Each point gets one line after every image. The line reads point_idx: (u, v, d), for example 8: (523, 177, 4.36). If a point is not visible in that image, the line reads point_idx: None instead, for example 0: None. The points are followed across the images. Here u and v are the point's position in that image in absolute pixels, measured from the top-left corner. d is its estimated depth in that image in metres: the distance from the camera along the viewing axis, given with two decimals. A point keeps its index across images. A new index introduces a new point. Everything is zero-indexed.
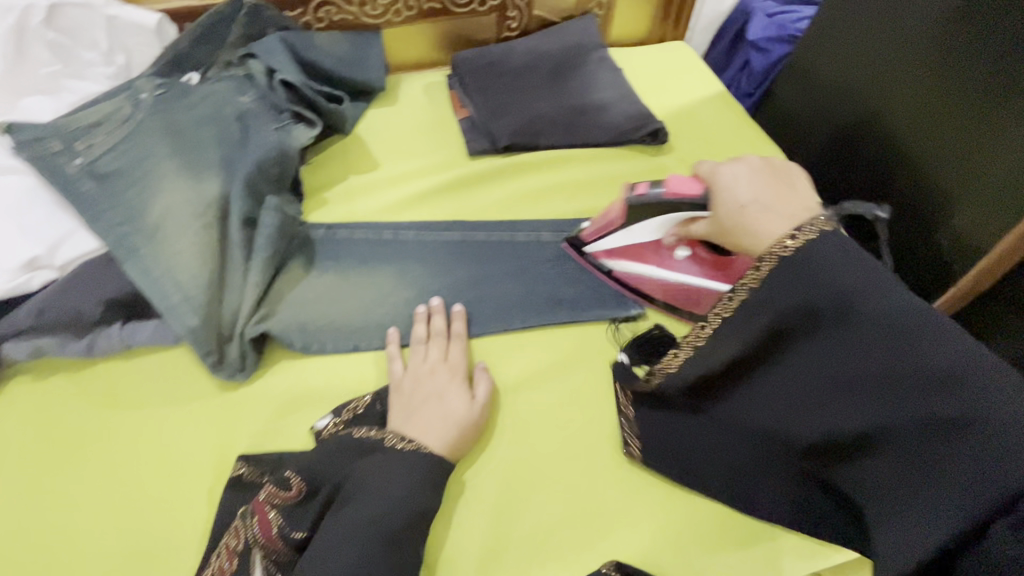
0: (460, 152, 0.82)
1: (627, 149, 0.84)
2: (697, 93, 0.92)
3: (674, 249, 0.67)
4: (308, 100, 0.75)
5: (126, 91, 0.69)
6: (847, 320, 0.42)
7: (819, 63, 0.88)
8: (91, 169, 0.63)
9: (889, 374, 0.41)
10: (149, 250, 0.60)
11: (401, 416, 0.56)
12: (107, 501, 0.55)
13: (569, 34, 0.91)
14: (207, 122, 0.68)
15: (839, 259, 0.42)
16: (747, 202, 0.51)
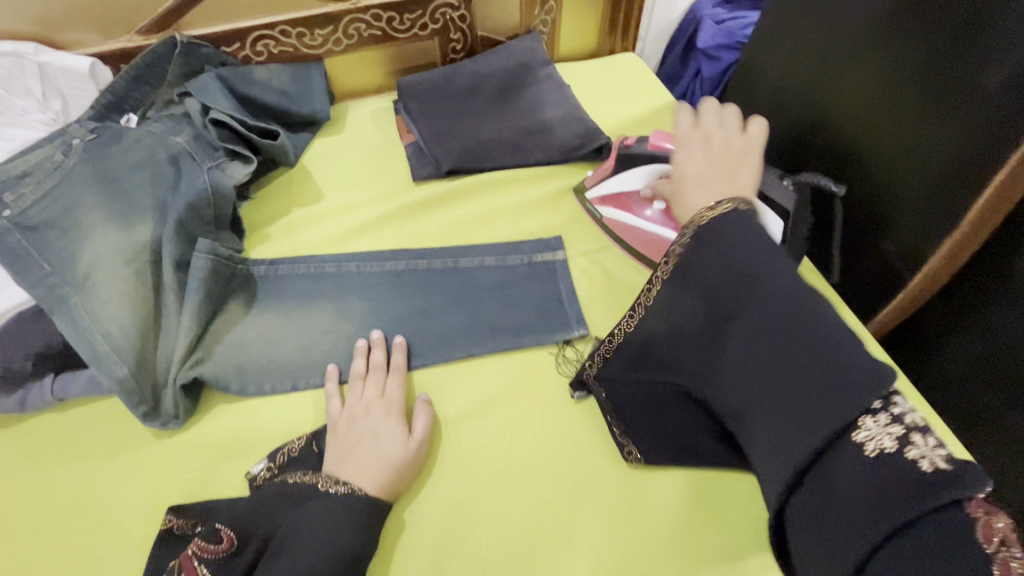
0: (405, 179, 0.82)
1: (574, 166, 0.83)
2: (646, 104, 0.91)
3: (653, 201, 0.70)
4: (242, 136, 0.75)
5: (58, 137, 0.69)
6: (740, 310, 0.45)
7: (762, 70, 0.87)
8: (21, 220, 0.62)
9: (780, 358, 0.43)
10: (78, 299, 0.59)
11: (336, 459, 0.55)
12: (38, 561, 0.53)
13: (514, 53, 0.90)
14: (139, 165, 0.68)
15: (742, 241, 0.47)
16: (689, 175, 0.57)
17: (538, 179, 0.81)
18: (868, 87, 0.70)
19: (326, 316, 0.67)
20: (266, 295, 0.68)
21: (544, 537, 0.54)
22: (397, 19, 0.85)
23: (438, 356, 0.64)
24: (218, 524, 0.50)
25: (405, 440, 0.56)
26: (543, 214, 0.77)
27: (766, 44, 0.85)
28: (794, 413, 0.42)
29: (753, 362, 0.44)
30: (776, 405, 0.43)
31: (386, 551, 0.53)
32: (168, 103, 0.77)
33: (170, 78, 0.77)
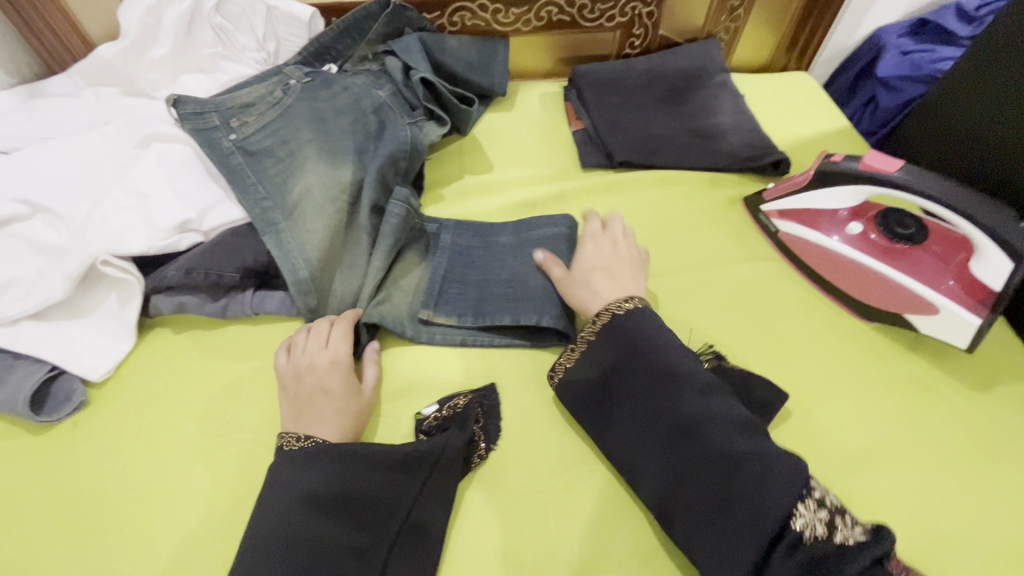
0: (571, 164, 0.83)
1: (744, 176, 0.82)
2: (820, 127, 0.88)
3: (848, 223, 0.66)
4: (440, 97, 0.79)
5: (279, 78, 0.75)
6: (629, 372, 0.55)
7: (958, 110, 0.82)
8: (243, 145, 0.70)
9: (674, 432, 0.52)
10: (287, 225, 0.65)
11: (288, 414, 0.56)
12: (226, 454, 0.59)
13: (693, 56, 0.90)
14: (346, 111, 0.73)
15: (640, 333, 0.56)
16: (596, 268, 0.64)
17: (707, 183, 0.80)
18: None
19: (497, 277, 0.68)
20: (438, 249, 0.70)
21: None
22: (588, 8, 0.87)
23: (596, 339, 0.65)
24: None
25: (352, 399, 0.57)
26: (712, 218, 0.76)
27: (962, 85, 0.81)
28: (730, 505, 0.47)
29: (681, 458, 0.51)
30: (711, 501, 0.48)
31: (546, 516, 0.54)
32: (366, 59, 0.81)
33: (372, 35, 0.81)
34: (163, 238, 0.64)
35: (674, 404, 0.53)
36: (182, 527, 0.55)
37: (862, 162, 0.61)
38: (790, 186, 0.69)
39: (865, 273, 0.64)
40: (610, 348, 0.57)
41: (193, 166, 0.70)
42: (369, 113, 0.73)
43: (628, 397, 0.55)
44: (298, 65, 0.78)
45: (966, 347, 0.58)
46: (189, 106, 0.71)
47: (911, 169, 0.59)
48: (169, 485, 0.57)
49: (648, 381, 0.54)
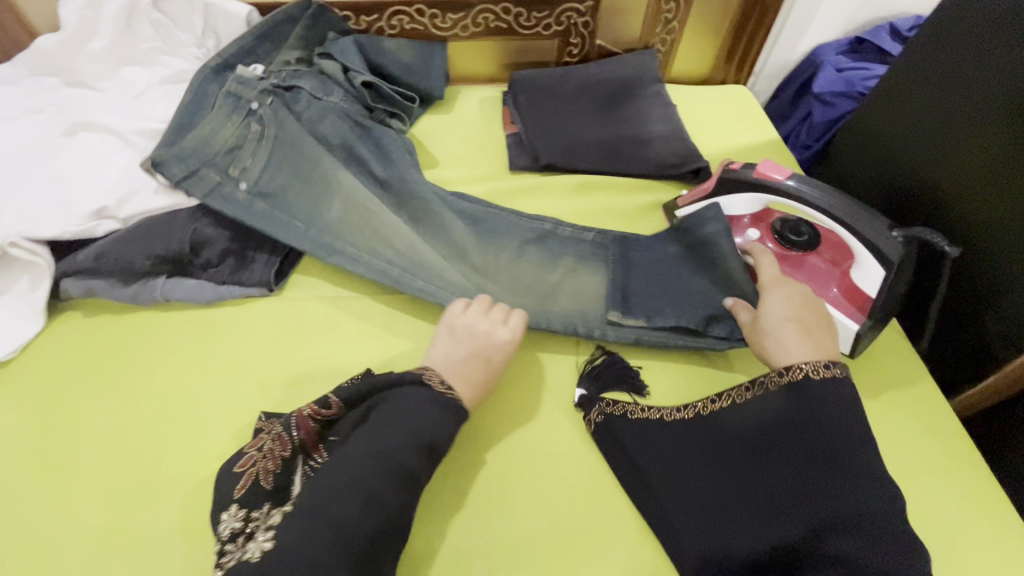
0: (501, 166, 0.85)
1: (668, 183, 0.83)
2: (749, 138, 0.90)
3: (747, 229, 0.68)
4: (387, 95, 0.83)
5: (235, 107, 0.73)
6: (811, 442, 0.51)
7: (881, 122, 0.84)
8: (258, 189, 0.70)
9: (831, 518, 0.48)
10: (339, 243, 0.69)
11: (443, 354, 0.60)
12: (121, 434, 0.60)
13: (628, 66, 0.92)
14: (316, 125, 0.76)
15: (837, 400, 0.52)
16: (786, 318, 0.57)
17: (630, 189, 0.82)
18: (993, 164, 0.67)
19: (604, 272, 0.69)
20: (575, 251, 0.71)
21: (585, 530, 0.54)
22: (524, 16, 0.89)
23: (633, 330, 0.64)
24: (329, 395, 0.56)
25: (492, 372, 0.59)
26: (629, 223, 0.78)
27: (883, 103, 0.84)
28: None
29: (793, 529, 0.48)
30: None
31: (428, 504, 0.55)
32: (296, 64, 0.81)
33: (291, 41, 0.81)
34: (79, 224, 0.66)
35: (841, 494, 0.48)
36: (70, 505, 0.56)
37: (754, 170, 0.63)
38: (698, 193, 0.71)
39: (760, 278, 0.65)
40: (828, 416, 0.52)
41: (116, 155, 0.71)
42: (341, 124, 0.77)
43: (795, 462, 0.51)
44: (236, 84, 0.74)
45: (851, 351, 0.59)
46: (174, 166, 0.67)
47: (798, 178, 0.61)
48: (62, 462, 0.58)
49: (861, 472, 0.49)
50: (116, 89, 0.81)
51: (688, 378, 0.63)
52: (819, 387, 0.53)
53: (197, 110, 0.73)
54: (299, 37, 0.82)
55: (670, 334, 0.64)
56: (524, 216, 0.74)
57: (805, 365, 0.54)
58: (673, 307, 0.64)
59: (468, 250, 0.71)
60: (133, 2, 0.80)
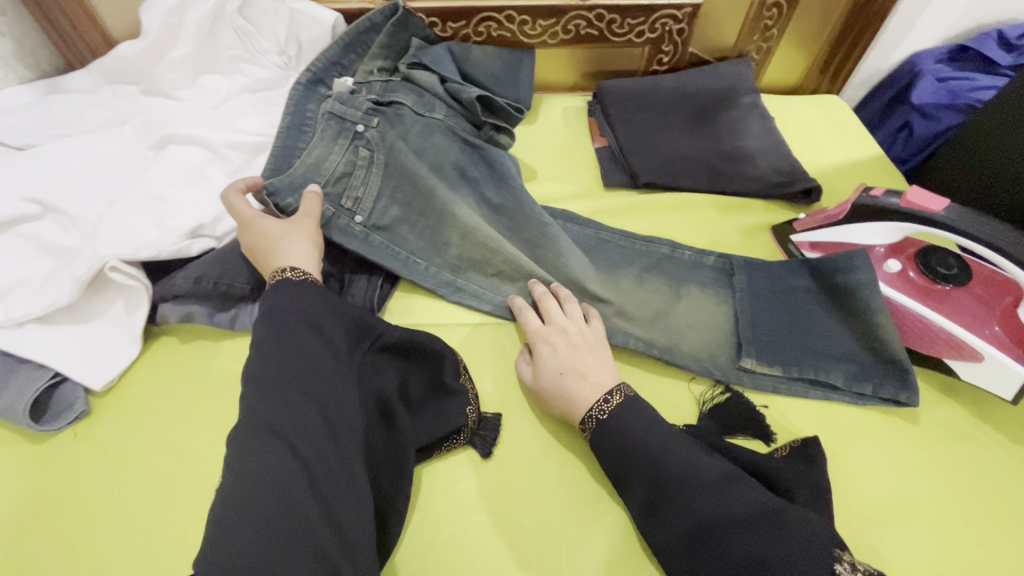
0: (593, 182, 0.81)
1: (772, 202, 0.79)
2: (851, 153, 0.86)
3: (885, 260, 0.63)
4: (492, 105, 0.78)
5: (339, 130, 0.68)
6: (655, 468, 0.49)
7: (1007, 133, 0.78)
8: (374, 224, 0.66)
9: (698, 531, 0.46)
10: (463, 281, 0.67)
11: (292, 256, 0.57)
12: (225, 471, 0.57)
13: (722, 76, 0.88)
14: (423, 143, 0.71)
15: (630, 421, 0.52)
16: (280, 237, 0.58)
17: (733, 208, 0.77)
18: None
19: (729, 301, 0.66)
20: (696, 277, 0.69)
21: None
22: (617, 23, 0.84)
23: (766, 379, 0.60)
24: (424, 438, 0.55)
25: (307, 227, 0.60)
26: (737, 246, 0.73)
27: (1010, 123, 0.78)
28: None
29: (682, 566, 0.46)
30: None
31: (560, 558, 0.51)
32: (388, 80, 0.76)
33: (374, 55, 0.77)
34: (174, 244, 0.63)
35: (677, 510, 0.47)
36: (176, 548, 0.53)
37: (904, 198, 0.59)
38: (821, 219, 0.67)
39: (907, 313, 0.60)
40: (615, 438, 0.51)
41: (209, 173, 0.69)
42: (448, 143, 0.73)
43: (641, 483, 0.49)
44: (339, 105, 0.70)
45: (1011, 398, 0.55)
46: (288, 197, 0.64)
47: (956, 208, 0.57)
48: (161, 500, 0.55)
49: (687, 479, 0.48)
50: (198, 99, 0.78)
51: (826, 420, 0.59)
52: (618, 420, 0.52)
53: (299, 136, 0.69)
54: (382, 50, 0.77)
55: (811, 386, 0.60)
56: (639, 240, 0.72)
57: (590, 417, 0.53)
58: (801, 348, 0.62)
59: (580, 274, 0.66)
60: (218, 9, 0.77)
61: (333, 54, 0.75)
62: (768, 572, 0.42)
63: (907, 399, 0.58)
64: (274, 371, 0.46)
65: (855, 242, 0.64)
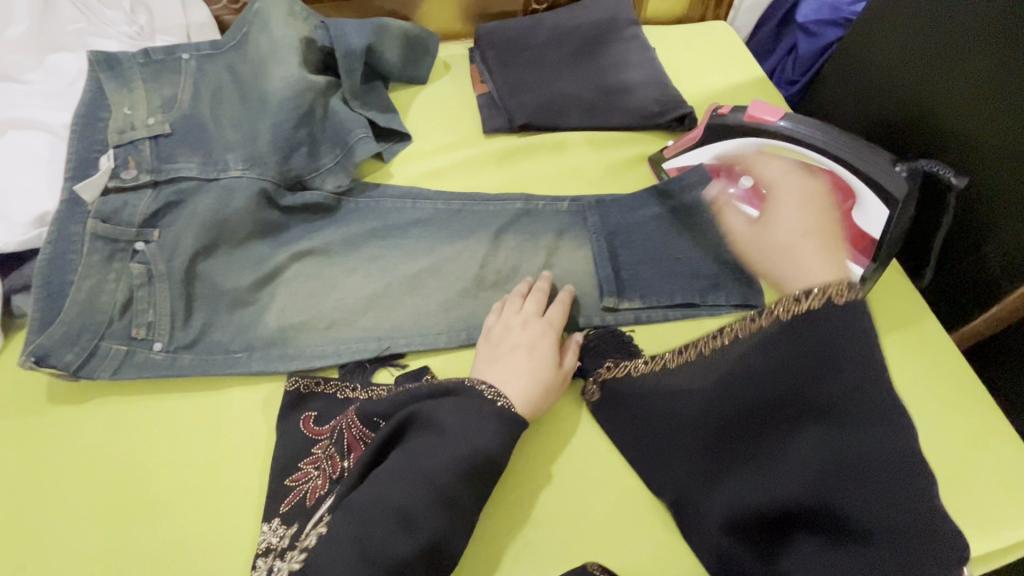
0: (474, 131, 0.80)
1: (650, 133, 0.79)
2: (733, 78, 0.86)
3: (739, 177, 0.64)
4: (308, 103, 0.67)
5: (110, 251, 0.58)
6: (857, 391, 0.42)
7: (872, 47, 0.80)
8: (176, 344, 0.58)
9: (851, 465, 0.42)
10: (276, 365, 0.58)
11: (498, 372, 0.54)
12: (95, 457, 0.55)
13: (599, 9, 0.86)
14: (216, 226, 0.61)
15: (852, 333, 0.43)
16: (519, 346, 0.56)
17: (611, 144, 0.77)
18: (991, 76, 0.64)
19: (587, 243, 0.67)
20: (555, 226, 0.68)
21: (605, 515, 0.54)
22: None
23: (628, 313, 0.62)
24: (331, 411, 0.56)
25: (558, 378, 0.56)
26: (612, 182, 0.75)
27: (877, 36, 0.78)
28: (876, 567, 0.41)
29: (802, 482, 0.44)
30: (835, 542, 0.42)
31: None
32: (158, 134, 0.64)
33: (148, 104, 0.65)
34: (21, 234, 0.60)
35: (848, 431, 0.43)
36: (54, 536, 0.52)
37: (747, 113, 0.65)
38: (687, 142, 0.70)
39: (759, 227, 0.62)
40: (823, 350, 0.43)
41: (56, 156, 0.65)
42: (247, 219, 0.63)
43: (817, 394, 0.44)
44: (102, 221, 0.58)
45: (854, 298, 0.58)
46: (65, 354, 0.55)
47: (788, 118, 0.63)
48: (30, 495, 0.53)
49: (874, 429, 0.42)
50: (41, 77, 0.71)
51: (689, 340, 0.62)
52: (818, 316, 0.43)
53: (66, 268, 0.57)
54: (157, 103, 0.66)
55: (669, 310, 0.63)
56: (491, 201, 0.70)
57: (796, 294, 0.44)
58: (668, 276, 0.63)
59: (452, 232, 0.68)
60: None
61: (84, 133, 0.63)
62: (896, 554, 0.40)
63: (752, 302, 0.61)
64: (490, 418, 0.50)
65: (715, 157, 0.67)
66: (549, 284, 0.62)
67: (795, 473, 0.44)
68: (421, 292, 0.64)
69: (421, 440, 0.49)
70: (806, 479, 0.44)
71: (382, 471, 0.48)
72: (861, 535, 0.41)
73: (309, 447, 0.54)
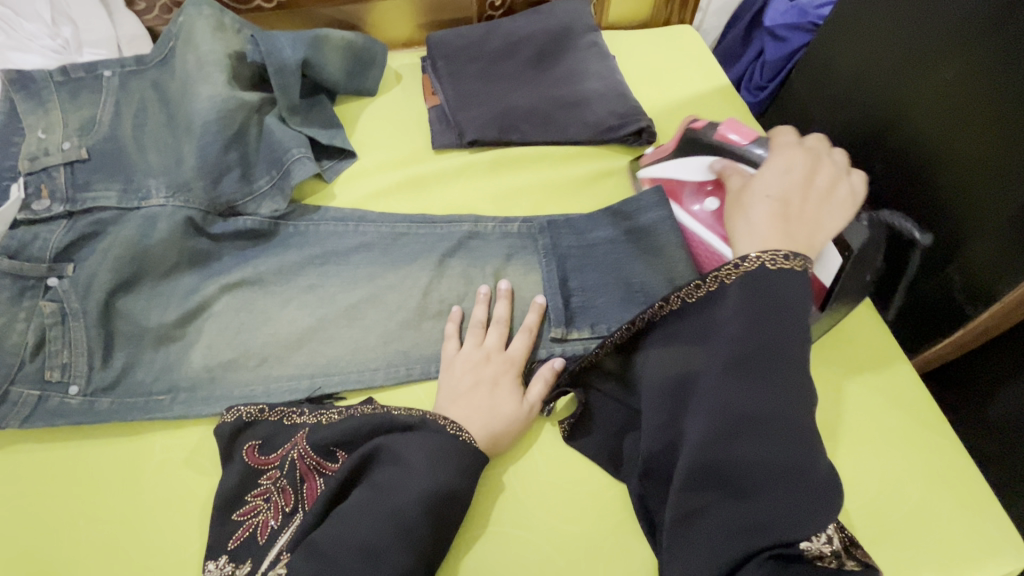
0: (424, 146, 0.76)
1: (608, 147, 0.76)
2: (696, 86, 0.82)
3: (705, 198, 0.63)
4: (239, 123, 0.64)
5: (19, 289, 0.55)
6: (774, 349, 0.42)
7: (832, 60, 0.78)
8: (92, 387, 0.55)
9: (751, 420, 0.42)
10: (202, 408, 0.55)
11: (460, 406, 0.53)
12: (2, 513, 0.51)
13: (556, 16, 0.82)
14: (137, 259, 0.57)
15: (778, 289, 0.43)
16: (483, 380, 0.54)
17: (567, 160, 0.74)
18: (945, 93, 0.62)
19: (537, 267, 0.64)
20: (503, 250, 0.65)
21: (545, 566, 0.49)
22: None
23: (578, 344, 0.59)
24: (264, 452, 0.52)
25: (522, 413, 0.53)
26: (567, 200, 0.71)
27: (845, 41, 0.75)
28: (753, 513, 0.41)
29: (711, 428, 0.43)
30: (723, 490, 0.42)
31: None
32: (73, 160, 0.59)
33: (64, 126, 0.61)
34: None
35: (754, 385, 0.42)
36: None
37: (718, 133, 0.59)
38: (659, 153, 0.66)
39: (704, 246, 0.62)
40: (758, 303, 0.43)
41: None
42: (172, 250, 0.59)
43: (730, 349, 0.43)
44: (8, 257, 0.54)
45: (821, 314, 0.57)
46: None
47: (758, 142, 0.57)
48: None
49: (789, 388, 0.42)
50: None
51: None
52: (757, 276, 0.44)
53: None
54: (75, 125, 0.61)
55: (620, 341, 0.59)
56: (438, 224, 0.67)
57: (733, 262, 0.45)
58: (620, 303, 0.60)
59: (395, 257, 0.64)
60: None
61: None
62: (768, 509, 0.41)
63: None
64: (454, 457, 0.48)
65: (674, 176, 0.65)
66: (507, 309, 0.60)
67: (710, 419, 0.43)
68: (360, 323, 0.60)
69: (386, 475, 0.46)
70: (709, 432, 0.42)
71: (344, 514, 0.45)
72: (747, 486, 0.42)
73: (255, 479, 0.51)
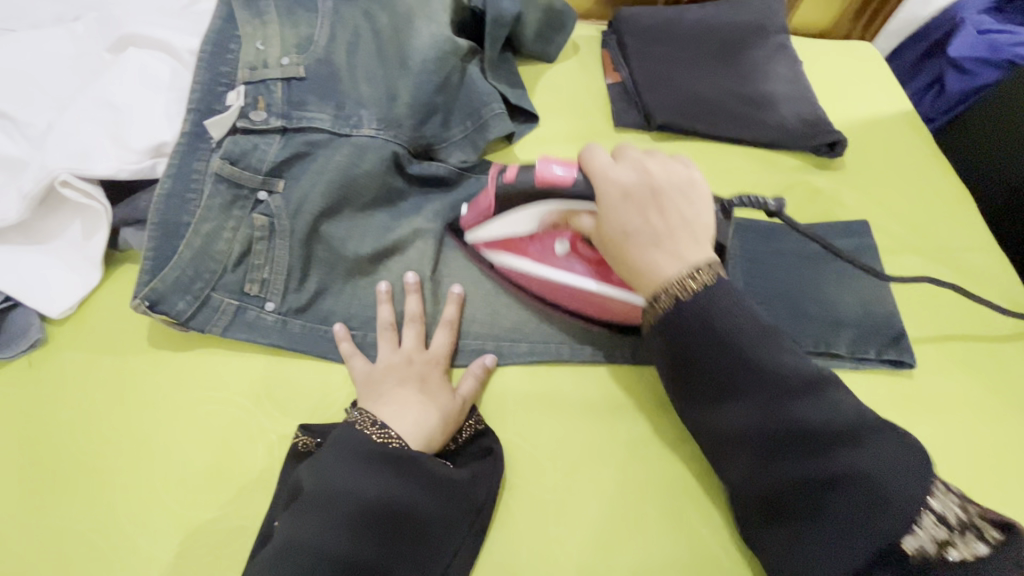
0: (604, 123, 0.74)
1: (791, 154, 0.74)
2: (880, 108, 0.80)
3: (555, 242, 0.57)
4: (449, 68, 0.62)
5: (233, 197, 0.54)
6: (758, 374, 0.43)
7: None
8: (289, 306, 0.55)
9: (771, 442, 0.42)
10: None
11: (384, 408, 0.49)
12: (190, 415, 0.51)
13: (751, 10, 0.80)
14: (344, 184, 0.56)
15: (710, 301, 0.44)
16: (391, 384, 0.51)
17: (747, 161, 0.73)
18: None
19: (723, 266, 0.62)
20: None
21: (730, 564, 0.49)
22: None
23: None
24: None
25: (452, 408, 0.50)
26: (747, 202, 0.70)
27: None
28: (825, 517, 0.40)
29: (749, 479, 0.44)
30: (798, 519, 0.42)
31: (539, 517, 0.50)
32: (291, 77, 0.59)
33: (281, 40, 0.60)
34: (136, 162, 0.55)
35: (741, 404, 0.44)
36: (146, 493, 0.49)
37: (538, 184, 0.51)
38: (477, 212, 0.56)
39: (570, 290, 0.57)
40: (711, 342, 0.44)
41: (178, 83, 0.60)
42: (375, 182, 0.58)
43: (711, 396, 0.45)
44: (230, 163, 0.54)
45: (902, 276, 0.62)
46: (177, 301, 0.51)
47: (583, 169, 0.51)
48: (123, 443, 0.50)
49: (769, 385, 0.43)
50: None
51: None
52: (693, 303, 0.44)
53: (184, 208, 0.53)
54: (292, 42, 0.60)
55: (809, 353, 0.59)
56: None
57: (659, 293, 0.46)
58: (810, 316, 0.60)
59: None
60: None
61: (211, 62, 0.58)
62: (848, 506, 0.39)
63: (901, 356, 0.59)
64: (377, 464, 0.44)
65: (511, 236, 0.57)
66: (421, 300, 0.56)
67: (743, 475, 0.44)
68: None
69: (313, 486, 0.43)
70: (753, 479, 0.44)
71: (289, 543, 0.40)
72: (816, 503, 0.41)
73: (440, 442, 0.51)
